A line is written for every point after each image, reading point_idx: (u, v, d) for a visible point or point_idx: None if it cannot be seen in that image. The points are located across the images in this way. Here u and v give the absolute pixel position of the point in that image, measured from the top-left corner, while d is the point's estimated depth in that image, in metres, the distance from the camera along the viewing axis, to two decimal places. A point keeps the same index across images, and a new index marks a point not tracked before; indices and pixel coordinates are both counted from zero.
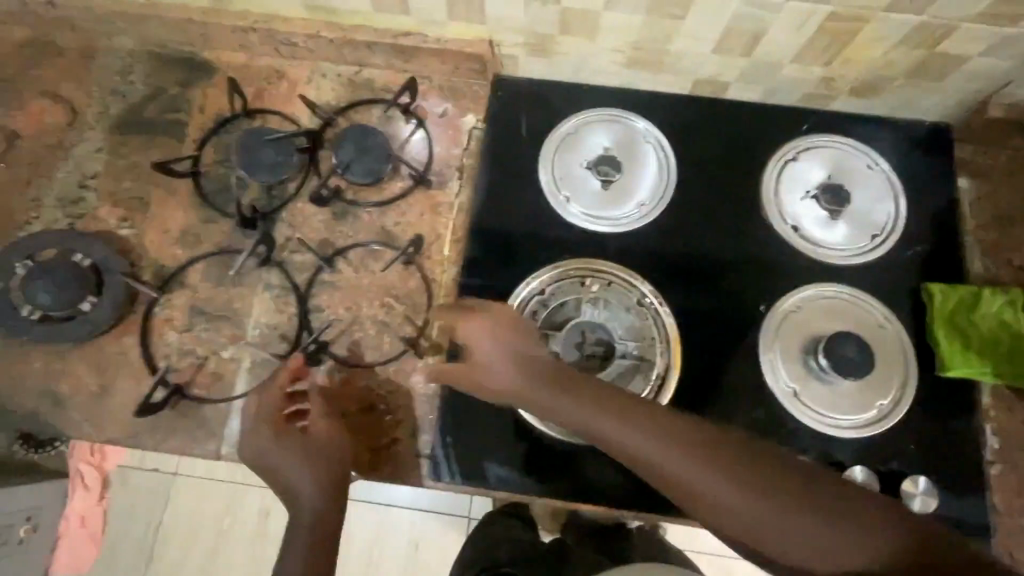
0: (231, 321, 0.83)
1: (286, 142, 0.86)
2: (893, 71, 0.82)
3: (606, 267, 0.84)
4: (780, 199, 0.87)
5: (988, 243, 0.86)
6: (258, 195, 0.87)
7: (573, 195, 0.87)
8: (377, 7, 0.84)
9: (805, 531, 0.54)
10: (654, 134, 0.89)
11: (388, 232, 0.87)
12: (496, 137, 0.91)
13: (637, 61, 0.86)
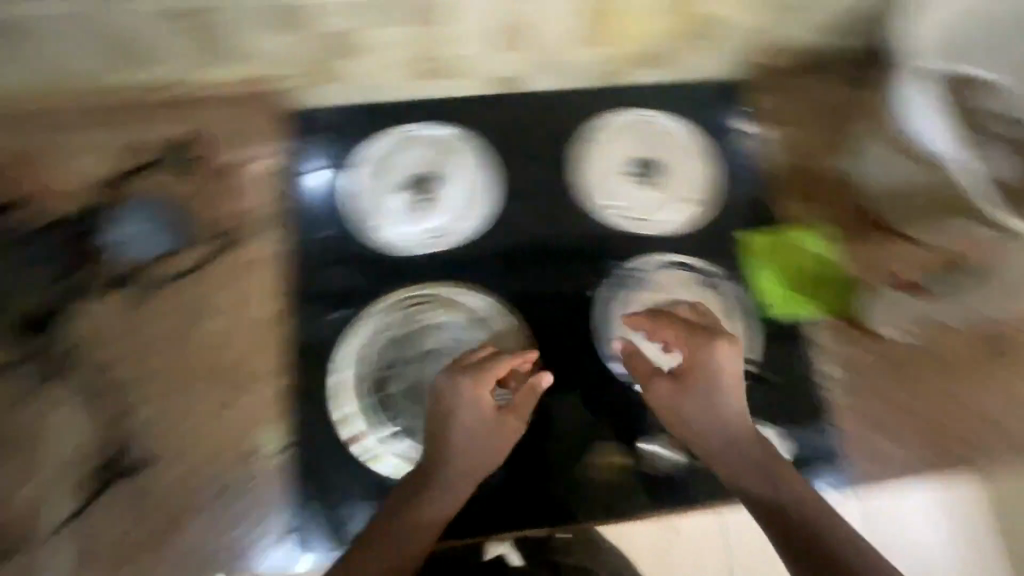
0: (39, 442, 0.75)
1: (59, 233, 0.80)
2: (658, 36, 0.83)
3: (431, 290, 0.82)
4: (596, 166, 0.86)
5: (797, 183, 0.89)
6: (43, 293, 0.79)
7: (377, 221, 0.83)
8: (126, 63, 0.78)
9: None
10: (446, 136, 0.85)
11: (193, 306, 0.80)
12: (299, 170, 0.84)
13: (421, 72, 0.84)
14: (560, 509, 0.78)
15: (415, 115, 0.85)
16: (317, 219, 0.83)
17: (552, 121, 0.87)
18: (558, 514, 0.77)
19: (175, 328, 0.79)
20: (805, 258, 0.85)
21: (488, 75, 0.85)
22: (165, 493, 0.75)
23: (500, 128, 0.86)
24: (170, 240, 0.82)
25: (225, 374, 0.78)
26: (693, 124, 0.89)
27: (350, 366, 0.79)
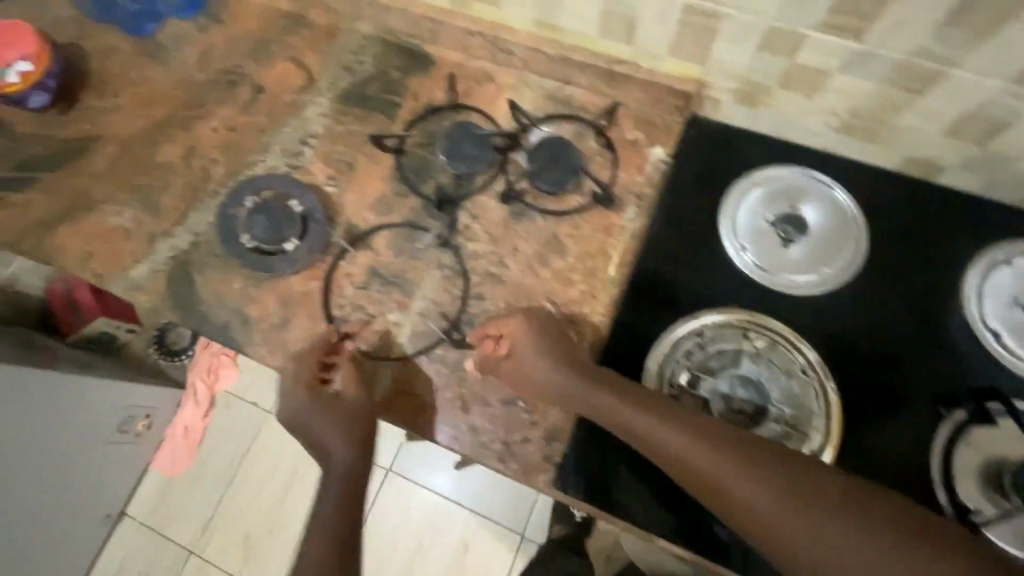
0: (400, 289, 0.89)
1: (485, 141, 0.95)
2: None
3: (770, 325, 0.82)
4: (980, 298, 0.82)
5: None
6: (449, 181, 0.95)
7: (751, 245, 0.87)
8: (604, 32, 0.89)
9: None
10: (848, 202, 0.88)
11: (557, 242, 0.90)
12: (689, 171, 0.93)
13: (851, 128, 0.85)
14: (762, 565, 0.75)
15: (812, 165, 0.91)
16: (689, 217, 0.90)
17: (945, 222, 0.87)
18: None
19: (537, 254, 0.90)
20: None
21: (912, 157, 0.85)
22: (471, 382, 0.83)
23: (891, 210, 0.88)
24: (556, 185, 0.92)
25: (560, 308, 0.87)
26: None
27: (669, 355, 0.82)
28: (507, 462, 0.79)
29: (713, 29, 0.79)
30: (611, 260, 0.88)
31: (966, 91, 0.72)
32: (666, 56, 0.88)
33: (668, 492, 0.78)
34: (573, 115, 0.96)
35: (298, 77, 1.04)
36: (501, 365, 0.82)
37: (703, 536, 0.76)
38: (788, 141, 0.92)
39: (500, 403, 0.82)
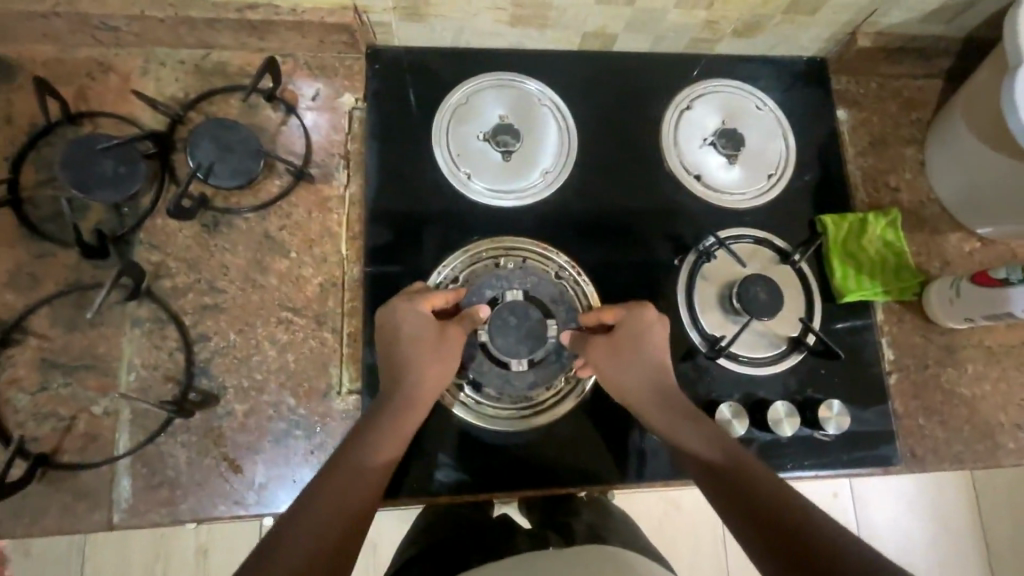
0: (95, 371, 0.70)
1: (125, 150, 0.72)
2: (769, 9, 0.82)
3: (515, 244, 0.81)
4: (679, 146, 0.87)
5: (868, 169, 0.92)
6: (105, 215, 0.74)
7: (474, 171, 0.82)
8: None
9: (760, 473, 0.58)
10: (549, 95, 0.87)
11: (272, 240, 0.77)
12: (387, 110, 0.83)
13: (522, 18, 0.81)
14: (550, 470, 0.75)
15: (505, 65, 0.87)
16: (403, 158, 0.82)
17: (635, 84, 0.89)
18: (556, 481, 0.75)
19: (252, 263, 0.76)
20: (880, 247, 0.85)
21: (585, 33, 0.85)
22: (234, 435, 0.71)
23: (589, 89, 0.88)
24: (243, 175, 0.76)
25: (303, 313, 0.75)
26: (775, 105, 0.91)
27: None
28: None
29: None
30: (338, 238, 0.78)
31: None
32: None
33: (460, 440, 0.74)
34: (228, 83, 0.79)
35: None
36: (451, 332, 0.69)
37: (519, 470, 0.75)
38: (472, 47, 0.86)
39: (271, 441, 0.71)
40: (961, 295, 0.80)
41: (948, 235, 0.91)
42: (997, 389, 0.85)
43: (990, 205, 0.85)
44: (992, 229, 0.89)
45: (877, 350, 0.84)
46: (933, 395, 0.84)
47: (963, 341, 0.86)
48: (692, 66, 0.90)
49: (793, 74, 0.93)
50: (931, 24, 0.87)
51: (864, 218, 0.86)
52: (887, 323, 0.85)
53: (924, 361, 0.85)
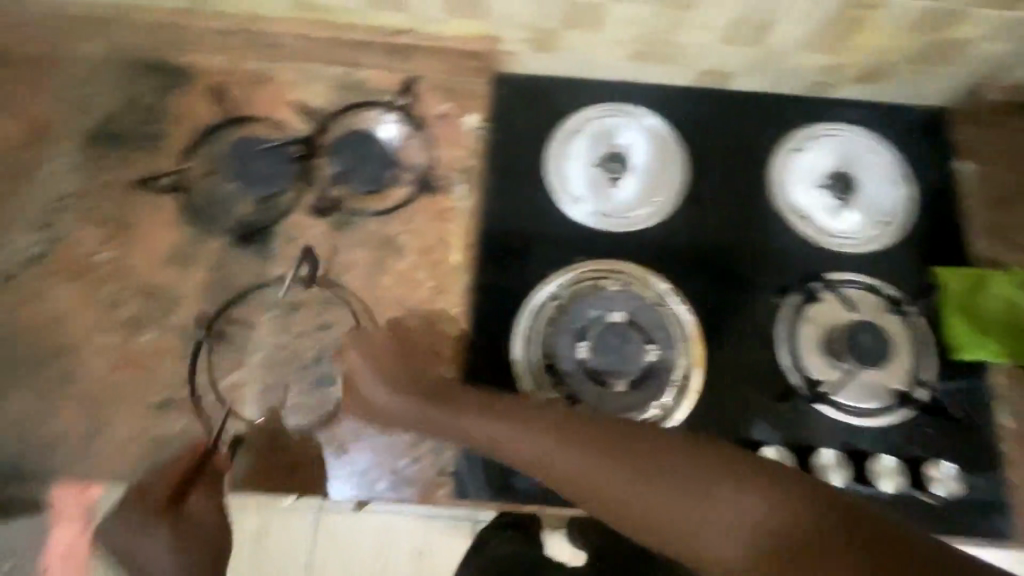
0: (230, 346, 0.78)
1: (279, 152, 0.84)
2: (895, 57, 0.82)
3: (619, 267, 0.82)
4: (789, 186, 0.87)
5: (991, 223, 0.88)
6: (252, 208, 0.83)
7: (583, 195, 0.86)
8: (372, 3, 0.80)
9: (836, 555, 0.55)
10: (660, 127, 0.89)
11: (392, 242, 0.83)
12: (506, 132, 0.88)
13: (643, 53, 0.84)
14: None
15: (619, 95, 0.90)
16: (517, 176, 0.87)
17: (746, 121, 0.90)
18: None
19: (372, 262, 0.82)
20: (1003, 303, 0.81)
21: (702, 69, 0.88)
22: (342, 419, 0.76)
23: (701, 123, 0.90)
24: (374, 181, 0.84)
25: (414, 313, 0.80)
26: (892, 151, 0.89)
27: (528, 320, 0.79)
28: (401, 490, 0.75)
29: None
30: (450, 246, 0.83)
31: None
32: (444, 19, 0.81)
33: None
34: (368, 98, 0.87)
35: (20, 128, 0.84)
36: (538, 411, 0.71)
37: None
38: (590, 77, 0.90)
39: (375, 431, 0.76)
40: None
41: None
42: None
43: None
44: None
45: (994, 415, 0.79)
46: None
47: None
48: (806, 107, 0.90)
49: (913, 121, 0.91)
50: None
51: (985, 274, 0.82)
52: (1007, 387, 0.80)
53: None
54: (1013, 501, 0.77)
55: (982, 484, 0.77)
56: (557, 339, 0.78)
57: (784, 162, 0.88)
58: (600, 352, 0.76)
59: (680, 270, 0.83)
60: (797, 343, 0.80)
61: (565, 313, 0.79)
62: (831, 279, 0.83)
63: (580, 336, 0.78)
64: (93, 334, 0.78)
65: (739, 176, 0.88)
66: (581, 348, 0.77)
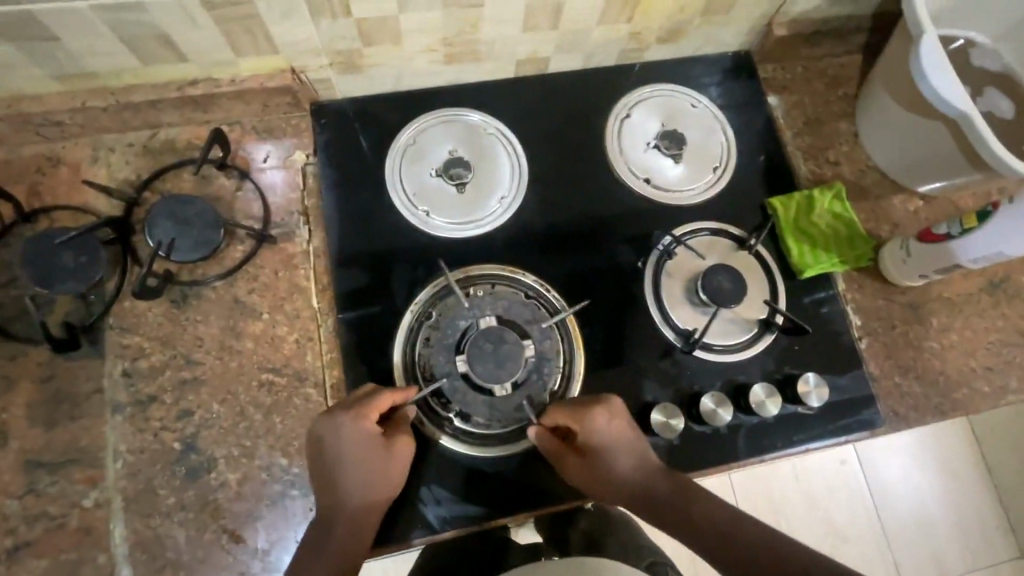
0: (81, 464, 0.70)
1: (84, 240, 0.73)
2: (686, 14, 0.86)
3: (481, 272, 0.83)
4: (625, 153, 0.90)
5: (806, 147, 0.96)
6: (72, 306, 0.74)
7: (431, 207, 0.85)
8: (147, 61, 0.73)
9: (695, 505, 0.65)
10: (492, 123, 0.89)
11: (243, 304, 0.78)
12: (341, 161, 0.85)
13: (454, 55, 0.84)
14: (543, 491, 0.76)
15: (445, 102, 0.89)
16: (361, 204, 0.84)
17: (573, 101, 0.92)
18: (549, 500, 0.76)
19: (225, 331, 0.76)
20: (829, 219, 0.89)
21: (517, 59, 0.88)
22: (231, 505, 0.71)
23: (532, 112, 0.91)
24: (205, 248, 0.76)
25: (284, 371, 0.76)
26: (709, 100, 0.95)
27: (405, 347, 0.78)
28: None
29: (253, 13, 0.68)
30: (307, 293, 0.79)
31: None
32: (236, 61, 0.76)
33: (444, 472, 0.75)
34: (178, 160, 0.81)
35: None
36: (396, 448, 0.68)
37: (516, 495, 0.75)
38: (413, 90, 0.89)
39: (270, 505, 0.71)
40: (911, 256, 0.84)
41: (895, 197, 0.95)
42: (969, 339, 0.89)
43: (927, 165, 0.89)
44: (930, 186, 0.93)
45: (848, 318, 0.87)
46: (907, 353, 0.87)
47: (930, 299, 0.90)
48: (624, 75, 0.94)
49: (721, 69, 0.97)
50: (838, 6, 0.92)
51: (812, 195, 0.90)
52: (850, 290, 0.88)
53: (894, 322, 0.89)
54: (876, 391, 0.85)
55: (850, 384, 0.84)
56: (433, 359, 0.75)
57: (614, 132, 0.91)
58: (476, 363, 0.73)
59: (543, 258, 0.85)
60: (665, 300, 0.84)
61: (436, 332, 0.76)
62: (680, 233, 0.87)
63: (456, 351, 0.74)
64: None
65: (577, 156, 0.90)
66: (458, 363, 0.74)
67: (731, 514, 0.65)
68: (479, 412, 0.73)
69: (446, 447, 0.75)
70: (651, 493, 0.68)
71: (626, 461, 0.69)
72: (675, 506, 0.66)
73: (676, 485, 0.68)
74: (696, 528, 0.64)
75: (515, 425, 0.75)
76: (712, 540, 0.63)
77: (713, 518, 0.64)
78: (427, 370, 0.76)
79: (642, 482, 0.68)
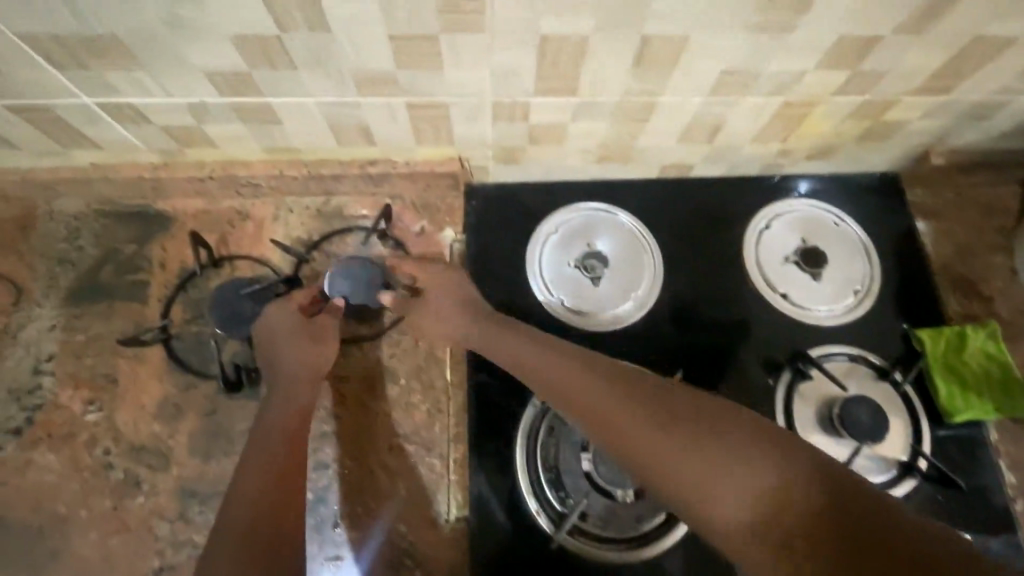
0: None
1: (263, 292, 0.83)
2: (844, 137, 0.86)
3: None
4: (761, 263, 0.90)
5: (956, 278, 0.91)
6: (240, 348, 0.82)
7: (565, 294, 0.88)
8: (341, 142, 0.82)
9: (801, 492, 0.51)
10: (632, 219, 0.92)
11: (384, 366, 0.83)
12: (486, 241, 0.91)
13: (606, 156, 0.88)
14: None
15: (587, 195, 0.94)
16: (500, 284, 0.89)
17: (711, 206, 0.94)
18: None
19: (365, 391, 0.81)
20: (982, 360, 0.84)
21: (663, 162, 0.91)
22: (350, 563, 0.74)
23: (670, 213, 0.94)
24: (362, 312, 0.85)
25: (412, 438, 0.79)
26: (852, 219, 0.94)
27: (528, 433, 0.79)
28: None
29: (445, 114, 0.76)
30: (442, 364, 0.83)
31: (680, 111, 0.77)
32: (414, 147, 0.84)
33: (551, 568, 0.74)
34: (346, 225, 0.89)
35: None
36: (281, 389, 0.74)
37: None
38: (558, 181, 0.94)
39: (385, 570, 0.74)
40: None
41: None
42: None
43: None
44: None
45: (1000, 473, 0.80)
46: None
47: None
48: (766, 187, 0.95)
49: (867, 190, 0.96)
50: (1007, 141, 0.89)
51: (964, 331, 0.85)
52: (1003, 442, 0.81)
53: None
54: None
55: (1001, 549, 0.77)
56: (557, 452, 0.77)
57: (751, 241, 0.92)
58: (602, 464, 0.75)
59: (671, 358, 0.85)
60: (796, 423, 0.81)
61: (564, 427, 0.78)
62: (815, 353, 0.85)
63: (581, 449, 0.76)
64: (82, 503, 0.75)
65: (711, 261, 0.91)
66: (582, 461, 0.76)
67: (880, 509, 0.48)
68: (598, 513, 0.74)
69: (558, 545, 0.74)
70: (773, 471, 0.52)
71: (688, 430, 0.58)
72: (806, 501, 0.50)
73: (775, 450, 0.54)
74: (812, 523, 0.49)
75: (633, 534, 0.74)
76: (847, 533, 0.47)
77: (836, 514, 0.48)
78: (549, 461, 0.77)
79: (717, 454, 0.55)
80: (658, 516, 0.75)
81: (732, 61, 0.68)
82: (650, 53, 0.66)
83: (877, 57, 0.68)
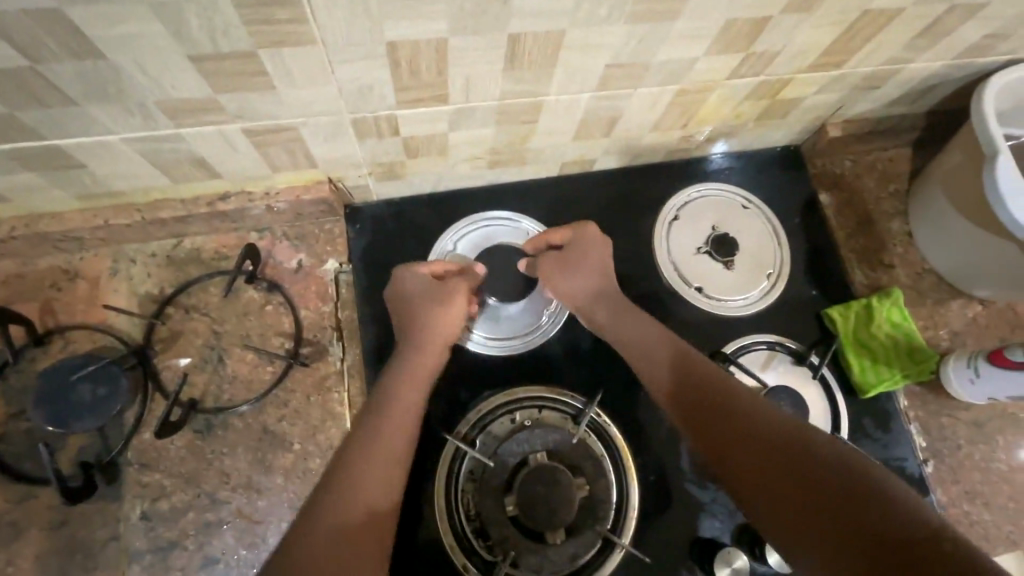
0: None
1: (103, 370, 0.67)
2: (743, 119, 0.82)
3: (527, 395, 0.76)
4: (674, 258, 0.86)
5: (860, 248, 0.91)
6: (87, 441, 0.68)
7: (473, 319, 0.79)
8: (175, 178, 0.67)
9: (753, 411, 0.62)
10: (537, 224, 0.85)
11: (271, 433, 0.72)
12: (376, 270, 0.80)
13: (499, 160, 0.79)
14: None
15: (484, 204, 0.85)
16: None
17: (618, 202, 0.88)
18: None
19: (253, 465, 0.70)
20: (891, 333, 0.84)
21: (561, 160, 0.83)
22: None
23: (576, 214, 0.87)
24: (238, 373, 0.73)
25: None
26: (760, 199, 0.91)
27: (444, 484, 0.71)
28: None
29: (297, 137, 0.63)
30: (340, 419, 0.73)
31: (568, 109, 0.69)
32: (271, 174, 0.71)
33: None
34: (205, 274, 0.75)
35: None
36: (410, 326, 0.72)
37: None
38: (451, 191, 0.84)
39: None
40: (981, 376, 0.79)
41: (954, 303, 0.89)
42: None
43: (989, 279, 0.84)
44: (987, 293, 0.87)
45: (910, 437, 0.83)
46: (976, 478, 0.82)
47: (995, 417, 0.85)
48: (671, 174, 0.90)
49: (770, 166, 0.94)
50: (897, 107, 0.88)
51: (871, 304, 0.84)
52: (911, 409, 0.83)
53: (960, 442, 0.83)
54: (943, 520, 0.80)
55: None
56: (477, 500, 0.70)
57: (663, 234, 0.87)
58: (526, 508, 0.69)
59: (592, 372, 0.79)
60: None
61: (482, 472, 0.71)
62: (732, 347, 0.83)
63: (502, 493, 0.70)
64: None
65: (622, 262, 0.86)
66: (505, 507, 0.69)
67: (841, 461, 0.55)
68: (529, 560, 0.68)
69: None
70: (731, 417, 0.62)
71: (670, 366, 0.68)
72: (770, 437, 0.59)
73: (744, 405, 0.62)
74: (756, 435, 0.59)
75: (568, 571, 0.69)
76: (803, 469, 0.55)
77: (775, 437, 0.59)
78: (471, 511, 0.71)
79: (697, 390, 0.65)
80: (593, 549, 0.70)
81: (617, 53, 0.60)
82: (523, 53, 0.57)
83: (768, 37, 0.63)
